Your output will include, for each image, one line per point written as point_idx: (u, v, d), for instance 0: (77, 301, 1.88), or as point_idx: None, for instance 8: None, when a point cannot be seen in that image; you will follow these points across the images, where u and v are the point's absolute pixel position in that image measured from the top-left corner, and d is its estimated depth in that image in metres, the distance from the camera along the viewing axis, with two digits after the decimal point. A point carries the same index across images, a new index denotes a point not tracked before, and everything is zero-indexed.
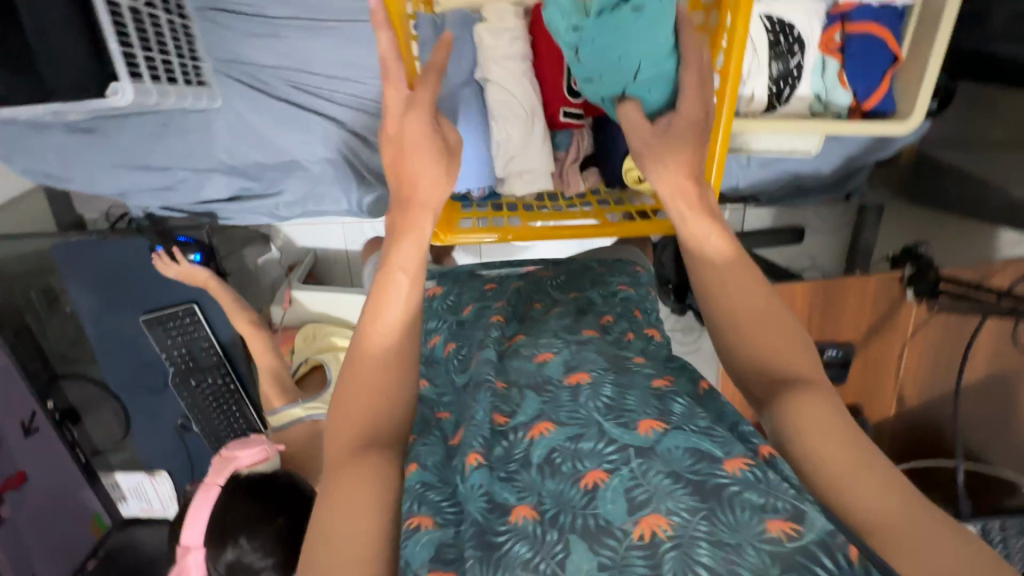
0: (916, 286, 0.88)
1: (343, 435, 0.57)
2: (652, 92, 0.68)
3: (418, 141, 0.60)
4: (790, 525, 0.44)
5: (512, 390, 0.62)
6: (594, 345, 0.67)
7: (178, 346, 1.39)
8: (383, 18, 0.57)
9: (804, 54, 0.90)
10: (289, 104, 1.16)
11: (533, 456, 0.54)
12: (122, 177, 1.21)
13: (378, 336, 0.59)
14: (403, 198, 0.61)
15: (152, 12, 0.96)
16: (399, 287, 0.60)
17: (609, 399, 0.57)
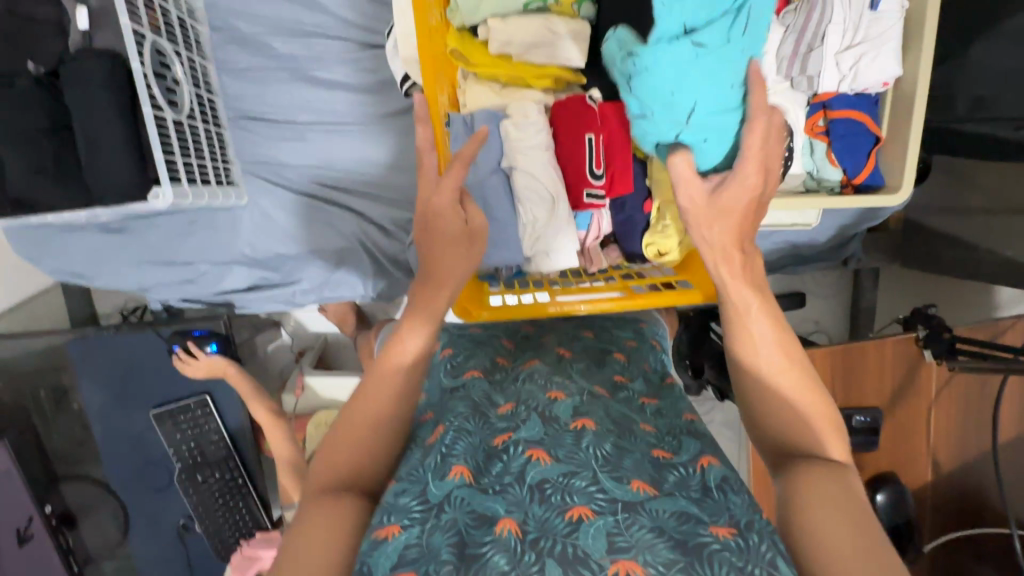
0: (931, 347, 0.89)
1: (322, 475, 0.58)
2: (708, 143, 0.66)
3: (443, 224, 0.60)
4: None
5: (519, 409, 0.66)
6: (601, 403, 0.69)
7: (187, 440, 1.35)
8: (424, 114, 0.58)
9: (794, 139, 0.97)
10: (312, 199, 1.23)
11: (526, 475, 0.57)
12: (145, 273, 1.24)
13: (375, 400, 0.60)
14: (424, 275, 0.61)
15: (193, 123, 1.05)
16: (403, 361, 0.61)
17: (606, 452, 0.60)
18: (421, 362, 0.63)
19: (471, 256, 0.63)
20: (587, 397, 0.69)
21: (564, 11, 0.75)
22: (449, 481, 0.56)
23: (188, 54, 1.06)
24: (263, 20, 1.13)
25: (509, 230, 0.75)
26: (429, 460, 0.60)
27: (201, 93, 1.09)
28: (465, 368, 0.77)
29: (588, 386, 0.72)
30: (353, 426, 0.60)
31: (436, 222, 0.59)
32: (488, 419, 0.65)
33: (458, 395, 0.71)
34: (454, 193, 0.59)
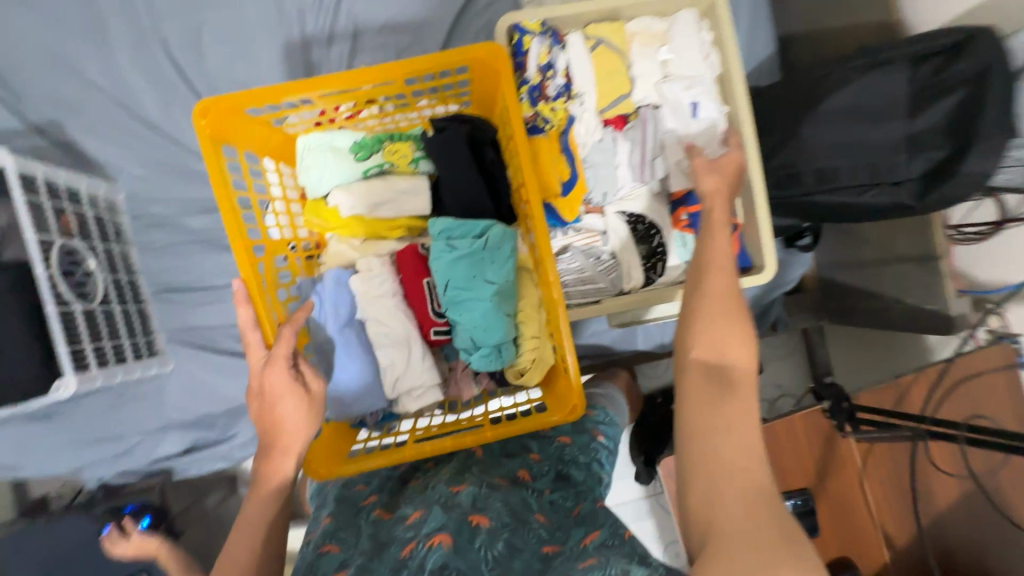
0: (836, 418, 0.89)
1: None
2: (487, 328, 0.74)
3: (282, 391, 0.63)
4: None
5: (424, 511, 0.67)
6: (500, 494, 0.71)
7: None
8: (242, 297, 0.64)
9: (662, 234, 1.05)
10: (233, 354, 1.26)
11: (426, 565, 0.56)
12: (75, 453, 1.24)
13: (245, 535, 0.58)
14: (267, 446, 0.63)
15: (107, 308, 1.11)
16: (263, 508, 0.60)
17: (497, 553, 0.60)
18: (281, 527, 0.60)
19: (312, 417, 0.64)
20: (486, 490, 0.70)
21: (403, 171, 0.85)
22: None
23: (105, 245, 1.15)
24: (178, 203, 1.25)
25: (366, 379, 0.76)
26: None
27: (119, 278, 1.17)
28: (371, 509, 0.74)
29: (487, 480, 0.74)
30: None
31: (273, 390, 0.63)
32: (391, 542, 0.64)
33: (369, 538, 0.67)
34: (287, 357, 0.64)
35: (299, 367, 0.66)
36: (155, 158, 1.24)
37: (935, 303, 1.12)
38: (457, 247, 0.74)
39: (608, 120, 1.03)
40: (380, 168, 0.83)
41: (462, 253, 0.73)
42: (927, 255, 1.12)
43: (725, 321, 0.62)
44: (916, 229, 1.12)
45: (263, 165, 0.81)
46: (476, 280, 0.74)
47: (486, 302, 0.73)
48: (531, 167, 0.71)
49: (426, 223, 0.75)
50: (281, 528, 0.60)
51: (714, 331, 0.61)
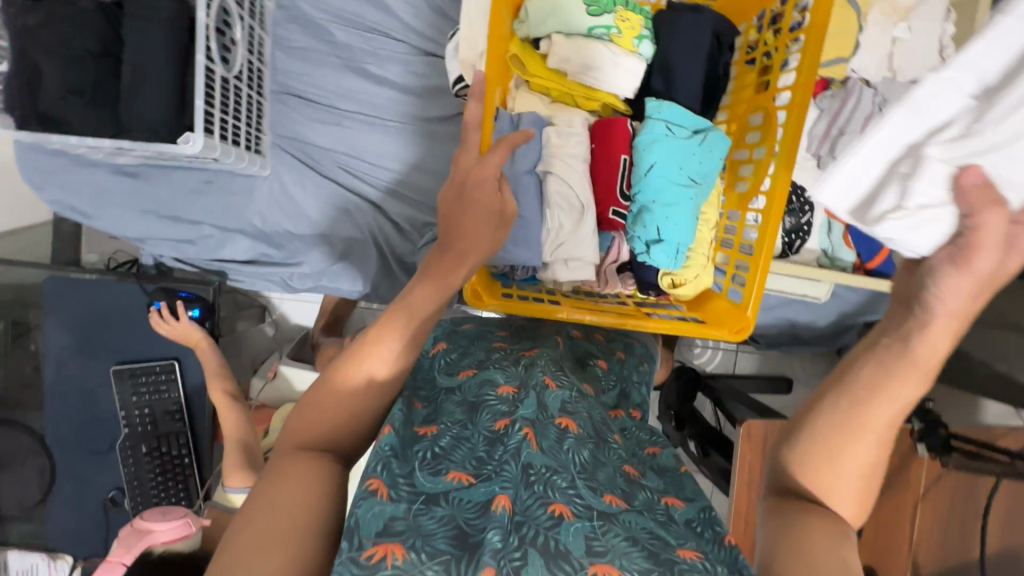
0: (928, 440, 0.87)
1: (304, 429, 0.57)
2: (683, 222, 0.74)
3: (481, 193, 0.62)
4: (696, 554, 0.54)
5: (521, 393, 0.66)
6: (587, 403, 0.73)
7: (141, 405, 1.27)
8: (479, 93, 0.67)
9: (814, 214, 1.02)
10: (332, 182, 1.23)
11: (523, 453, 0.55)
12: (146, 223, 1.21)
13: (378, 352, 0.58)
14: (445, 242, 0.60)
15: (238, 86, 1.05)
16: (404, 325, 0.59)
17: (584, 459, 0.61)
18: (421, 334, 0.60)
19: (496, 238, 0.63)
20: (576, 395, 0.72)
21: (625, 43, 0.78)
22: (446, 482, 0.55)
23: (251, 22, 1.08)
24: (329, 9, 1.17)
25: (532, 233, 0.75)
26: (420, 450, 0.59)
27: (253, 60, 1.10)
28: (461, 366, 0.75)
29: (577, 385, 0.75)
30: (341, 391, 0.58)
31: (473, 192, 0.62)
32: (481, 407, 0.64)
33: (455, 396, 0.68)
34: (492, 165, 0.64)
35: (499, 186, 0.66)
36: None
37: None
38: (675, 134, 0.73)
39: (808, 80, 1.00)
40: (606, 30, 0.77)
41: (678, 141, 0.73)
42: None
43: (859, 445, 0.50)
44: None
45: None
46: (680, 172, 0.73)
47: (684, 198, 0.73)
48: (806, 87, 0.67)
49: (648, 101, 0.74)
50: (425, 331, 0.61)
51: (842, 464, 0.50)
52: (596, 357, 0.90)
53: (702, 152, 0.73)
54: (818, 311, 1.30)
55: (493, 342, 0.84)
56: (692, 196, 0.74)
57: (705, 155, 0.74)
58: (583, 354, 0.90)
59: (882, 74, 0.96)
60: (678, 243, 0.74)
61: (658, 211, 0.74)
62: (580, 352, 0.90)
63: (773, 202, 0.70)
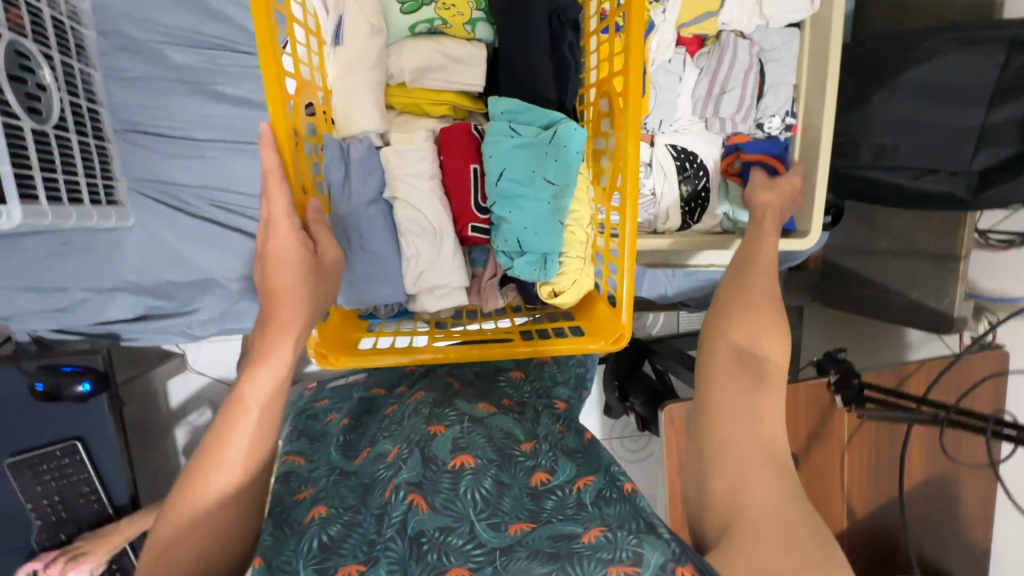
0: (843, 394, 0.88)
1: (156, 549, 0.49)
2: (541, 233, 0.66)
3: (287, 251, 0.54)
4: (631, 571, 0.49)
5: (401, 452, 0.65)
6: (483, 428, 0.69)
7: (49, 492, 1.17)
8: (269, 137, 0.53)
9: (709, 178, 0.99)
10: (206, 221, 1.12)
11: (407, 526, 0.55)
12: (6, 299, 1.09)
13: (220, 462, 0.51)
14: (264, 319, 0.54)
15: (62, 134, 0.92)
16: (246, 417, 0.52)
17: (485, 492, 0.58)
18: (274, 421, 0.54)
19: (322, 293, 0.57)
20: (467, 425, 0.68)
21: (457, 32, 0.72)
22: None
23: (64, 59, 0.95)
24: (160, 28, 1.04)
25: (385, 268, 0.67)
26: (310, 546, 0.58)
27: (78, 102, 0.97)
28: (357, 447, 0.75)
29: (469, 412, 0.72)
30: (194, 511, 0.50)
31: (272, 254, 0.54)
32: (374, 485, 0.64)
33: (351, 483, 0.68)
34: (293, 223, 0.55)
35: (309, 231, 0.57)
36: None
37: (940, 300, 1.15)
38: (519, 133, 0.67)
39: (682, 38, 0.94)
40: (429, 24, 0.71)
41: (522, 143, 0.66)
42: (948, 254, 1.12)
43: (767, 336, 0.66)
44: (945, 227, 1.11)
45: None
46: (533, 175, 0.66)
47: (542, 203, 0.66)
48: (637, 81, 0.59)
49: (488, 102, 0.68)
50: (277, 419, 0.54)
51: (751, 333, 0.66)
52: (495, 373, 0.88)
53: (551, 151, 0.66)
54: None
55: (386, 409, 0.80)
56: (552, 198, 0.66)
57: (552, 153, 0.66)
58: (483, 381, 0.85)
59: (755, 23, 0.92)
60: (546, 254, 0.67)
61: (517, 219, 0.66)
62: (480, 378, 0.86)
63: (625, 201, 0.62)
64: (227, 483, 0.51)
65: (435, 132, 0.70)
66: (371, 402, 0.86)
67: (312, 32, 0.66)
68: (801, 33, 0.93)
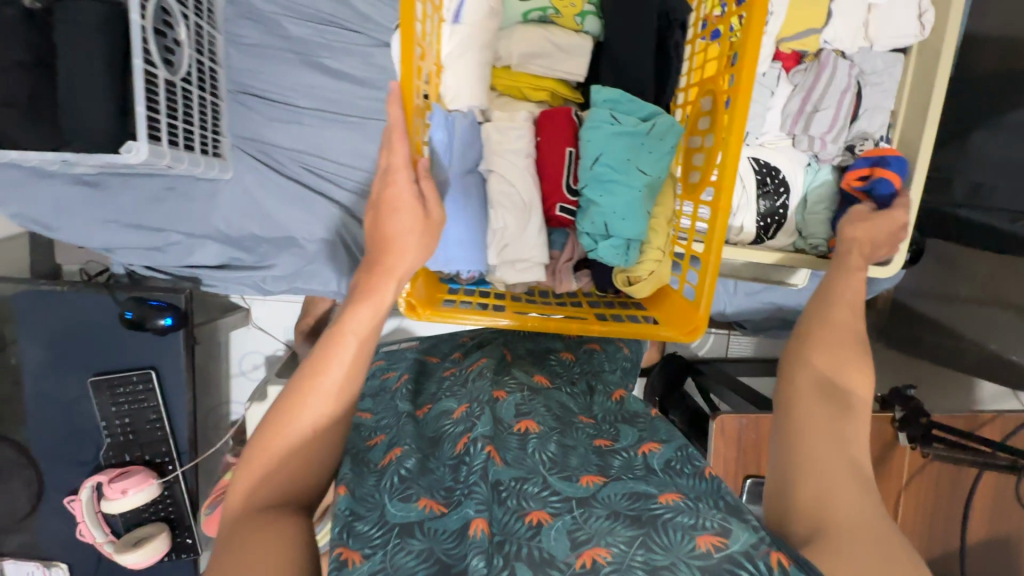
0: (909, 431, 0.86)
1: (260, 457, 0.54)
2: (628, 218, 0.68)
3: (404, 200, 0.59)
4: (716, 539, 0.51)
5: (473, 409, 0.67)
6: (541, 398, 0.72)
7: (122, 415, 1.28)
8: (398, 94, 0.58)
9: (789, 196, 0.98)
10: (295, 183, 1.20)
11: (487, 473, 0.58)
12: (112, 233, 1.19)
13: (319, 388, 0.54)
14: (375, 259, 0.58)
15: (186, 87, 1.01)
16: (347, 350, 0.55)
17: (552, 454, 0.61)
18: (362, 363, 0.56)
19: (427, 243, 0.60)
20: (527, 394, 0.72)
21: (566, 23, 0.76)
22: (418, 512, 0.58)
23: (197, 20, 1.04)
24: (280, 1, 1.12)
25: (474, 237, 0.71)
26: (387, 479, 0.62)
27: (202, 60, 1.06)
28: (421, 400, 0.78)
29: (527, 382, 0.75)
30: (289, 428, 0.54)
31: (386, 198, 0.59)
32: (443, 439, 0.67)
33: (418, 426, 0.72)
34: (408, 173, 0.60)
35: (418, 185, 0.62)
36: None
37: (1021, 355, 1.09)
38: (620, 122, 0.68)
39: (780, 53, 0.94)
40: (542, 12, 0.75)
41: (623, 131, 0.68)
42: None
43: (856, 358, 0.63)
44: None
45: None
46: (628, 163, 0.68)
47: (633, 190, 0.68)
48: (749, 79, 0.60)
49: (590, 89, 0.70)
50: (368, 355, 0.57)
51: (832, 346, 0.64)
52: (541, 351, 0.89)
53: (649, 142, 0.68)
54: (804, 295, 1.26)
55: (443, 372, 0.84)
56: (644, 185, 0.68)
57: (649, 143, 0.68)
58: (537, 356, 0.87)
59: (859, 44, 0.92)
60: (630, 240, 0.69)
61: (607, 202, 0.68)
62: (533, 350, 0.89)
63: (719, 197, 0.64)
64: (320, 406, 0.55)
65: (534, 115, 0.75)
66: (427, 363, 0.88)
67: (436, 7, 0.70)
68: (906, 58, 0.92)
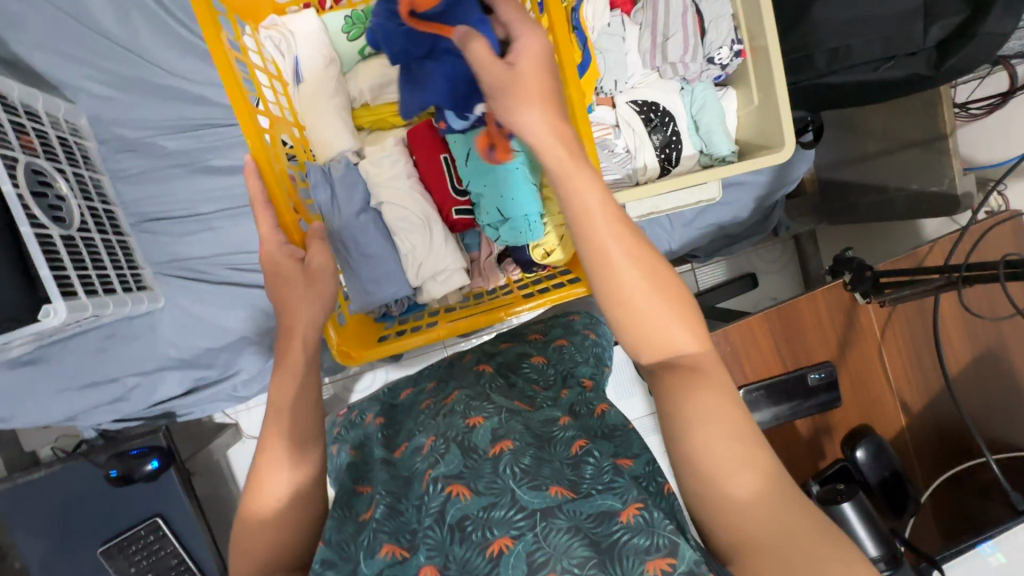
0: (860, 289, 0.90)
1: (242, 552, 0.54)
2: (518, 196, 0.72)
3: (290, 269, 0.62)
4: (666, 562, 0.51)
5: (438, 444, 0.69)
6: (520, 417, 0.72)
7: (144, 572, 1.23)
8: (251, 166, 0.61)
9: (677, 123, 1.02)
10: (228, 286, 1.20)
11: (446, 515, 0.60)
12: (68, 400, 1.18)
13: (271, 467, 0.56)
14: (285, 328, 0.60)
15: (86, 236, 1.02)
16: (284, 424, 0.57)
17: (525, 467, 0.62)
18: (305, 421, 0.58)
19: (319, 294, 0.62)
20: (505, 416, 0.71)
21: None
22: (380, 560, 0.60)
23: (73, 170, 1.05)
24: (149, 124, 1.14)
25: (388, 268, 0.74)
26: (363, 536, 0.63)
27: (93, 205, 1.07)
28: (396, 441, 0.77)
29: (506, 404, 0.74)
30: (260, 514, 0.54)
31: (275, 270, 0.62)
32: (414, 477, 0.68)
33: (392, 469, 0.71)
34: (280, 240, 0.64)
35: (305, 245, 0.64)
36: (118, 73, 1.11)
37: (941, 183, 1.13)
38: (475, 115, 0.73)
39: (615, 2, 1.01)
40: None
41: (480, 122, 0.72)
42: (933, 136, 1.12)
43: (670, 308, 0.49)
44: (924, 111, 1.11)
45: (237, 27, 0.70)
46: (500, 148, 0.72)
47: (512, 169, 0.72)
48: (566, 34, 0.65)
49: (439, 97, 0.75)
50: (309, 420, 0.59)
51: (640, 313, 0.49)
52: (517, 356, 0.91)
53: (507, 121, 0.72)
54: (735, 206, 1.31)
55: (421, 405, 0.83)
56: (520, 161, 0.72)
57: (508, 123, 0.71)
58: (511, 362, 0.89)
59: None
60: (529, 216, 0.72)
61: (495, 190, 0.72)
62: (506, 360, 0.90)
63: None
64: (279, 481, 0.55)
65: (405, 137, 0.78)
66: (405, 399, 0.87)
67: (274, 76, 0.74)
68: None
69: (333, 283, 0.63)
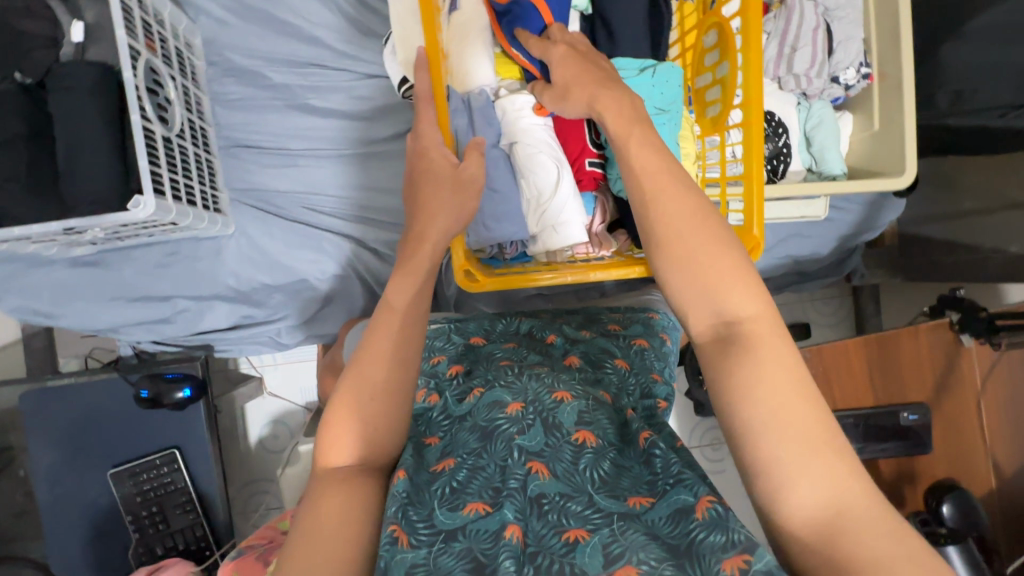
0: (972, 330, 0.84)
1: (336, 439, 0.54)
2: None
3: (437, 175, 0.64)
4: (743, 559, 0.47)
5: (526, 412, 0.64)
6: (607, 409, 0.68)
7: (148, 504, 1.17)
8: (423, 63, 0.66)
9: (789, 135, 1.00)
10: (300, 226, 1.19)
11: (527, 488, 0.56)
12: (117, 310, 1.16)
13: (376, 365, 0.55)
14: (415, 236, 0.61)
15: (182, 144, 1.01)
16: (390, 331, 0.56)
17: (604, 474, 0.59)
18: (409, 349, 0.56)
19: (458, 204, 0.64)
20: (593, 402, 0.67)
21: None
22: (465, 516, 0.55)
23: (183, 80, 1.05)
24: (260, 54, 1.15)
25: (512, 208, 0.75)
26: (438, 484, 0.58)
27: (193, 117, 1.07)
28: (468, 391, 0.72)
29: (594, 392, 0.70)
30: (353, 400, 0.54)
31: (424, 170, 0.65)
32: (495, 435, 0.62)
33: (466, 424, 0.66)
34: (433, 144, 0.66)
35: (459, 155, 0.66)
36: (243, 2, 1.14)
37: None
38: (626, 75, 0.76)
39: None
40: None
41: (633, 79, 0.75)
42: None
43: (709, 236, 0.54)
44: None
45: None
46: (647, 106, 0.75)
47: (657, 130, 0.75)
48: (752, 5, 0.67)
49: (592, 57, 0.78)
50: (412, 342, 0.57)
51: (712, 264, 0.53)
52: (598, 348, 0.85)
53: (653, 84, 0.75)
54: (818, 241, 1.28)
55: (500, 362, 0.78)
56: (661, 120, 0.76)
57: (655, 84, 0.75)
58: (592, 356, 0.83)
59: None
60: None
61: None
62: (589, 347, 0.85)
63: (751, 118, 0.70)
64: (379, 377, 0.55)
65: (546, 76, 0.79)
66: (488, 351, 0.83)
67: None
68: None
69: (477, 197, 0.66)
